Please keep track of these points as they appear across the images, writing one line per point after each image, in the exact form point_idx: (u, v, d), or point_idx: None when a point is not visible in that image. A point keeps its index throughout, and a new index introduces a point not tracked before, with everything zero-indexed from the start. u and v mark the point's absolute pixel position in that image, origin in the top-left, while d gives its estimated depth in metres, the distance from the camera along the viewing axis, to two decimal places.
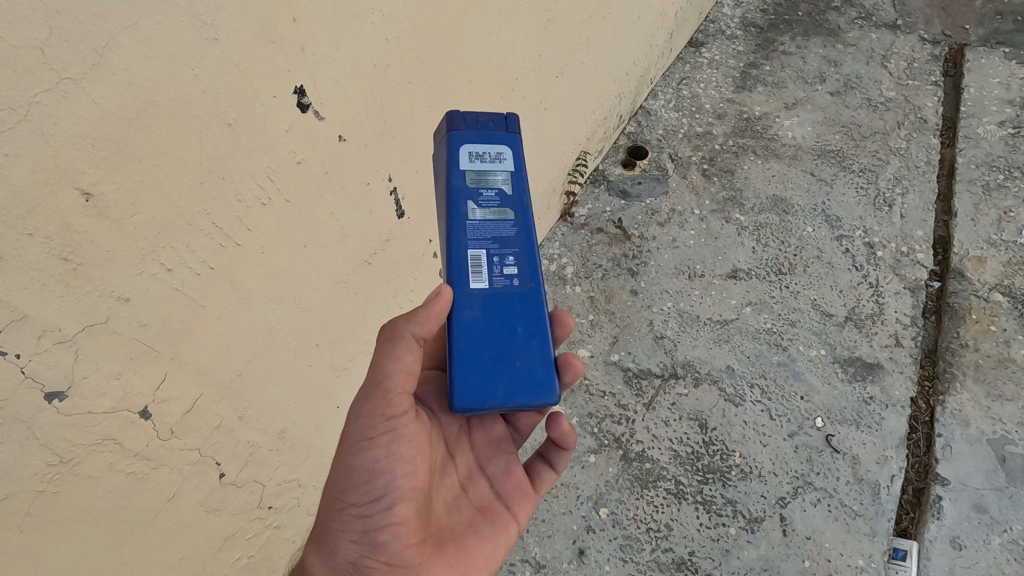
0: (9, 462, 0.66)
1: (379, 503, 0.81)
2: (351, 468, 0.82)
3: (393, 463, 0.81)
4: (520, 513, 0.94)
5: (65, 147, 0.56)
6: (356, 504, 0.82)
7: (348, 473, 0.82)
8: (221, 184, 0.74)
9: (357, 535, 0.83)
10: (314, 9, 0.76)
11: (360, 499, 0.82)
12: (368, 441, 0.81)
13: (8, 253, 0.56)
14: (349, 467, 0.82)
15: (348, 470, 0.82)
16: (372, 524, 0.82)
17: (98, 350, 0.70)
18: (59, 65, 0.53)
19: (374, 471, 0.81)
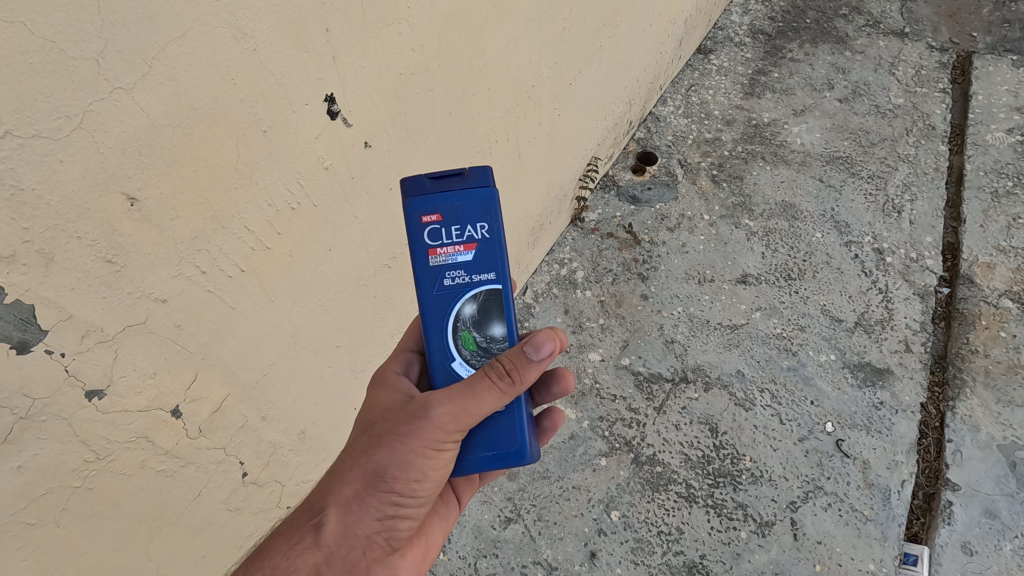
0: (49, 458, 0.68)
1: (419, 500, 0.77)
2: (409, 462, 0.73)
3: (445, 469, 0.76)
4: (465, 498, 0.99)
5: (113, 155, 0.59)
6: (392, 494, 0.75)
7: (404, 466, 0.73)
8: (255, 189, 0.76)
9: (379, 517, 0.75)
10: (346, 20, 0.78)
11: (402, 493, 0.75)
12: (438, 443, 0.74)
13: (58, 256, 0.59)
14: (408, 460, 0.73)
15: (405, 463, 0.73)
16: (400, 513, 0.77)
17: (136, 350, 0.72)
18: (112, 76, 0.56)
19: (428, 475, 0.74)
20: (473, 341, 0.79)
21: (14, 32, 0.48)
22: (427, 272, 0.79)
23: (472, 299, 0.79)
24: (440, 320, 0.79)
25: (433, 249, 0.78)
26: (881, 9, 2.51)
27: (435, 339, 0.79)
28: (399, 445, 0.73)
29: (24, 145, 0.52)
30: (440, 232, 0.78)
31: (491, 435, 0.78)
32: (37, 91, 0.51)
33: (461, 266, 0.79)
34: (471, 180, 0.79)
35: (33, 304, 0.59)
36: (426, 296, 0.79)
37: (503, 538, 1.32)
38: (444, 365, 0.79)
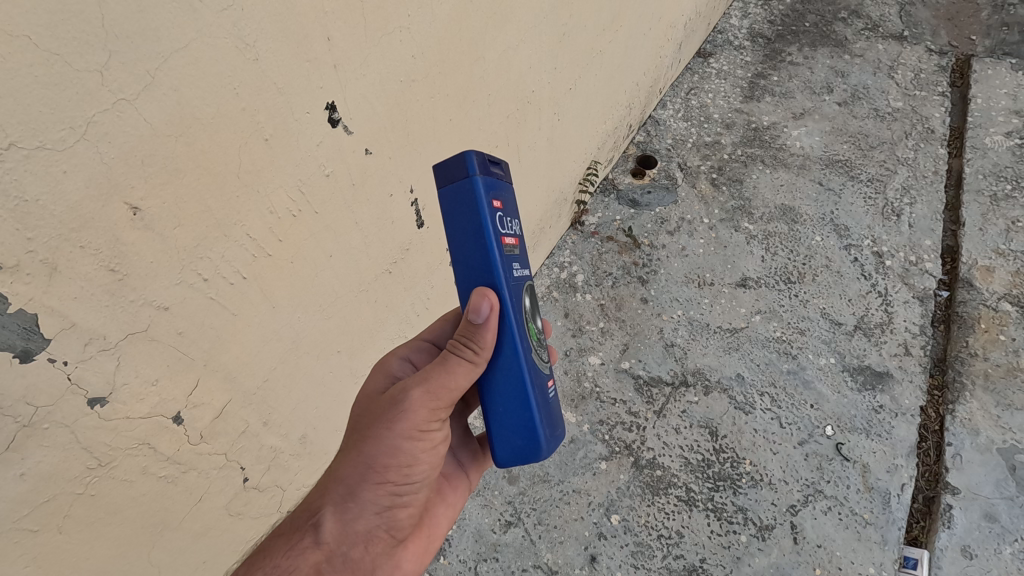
0: (51, 465, 0.68)
1: (411, 484, 0.80)
2: (397, 449, 0.76)
3: (432, 449, 0.80)
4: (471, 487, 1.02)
5: (116, 165, 0.59)
6: (384, 483, 0.77)
7: (393, 453, 0.76)
8: (257, 197, 0.76)
9: (378, 512, 0.78)
10: (347, 29, 0.79)
11: (394, 483, 0.78)
12: (424, 423, 0.77)
13: (61, 265, 0.59)
14: (395, 446, 0.76)
15: (394, 449, 0.76)
16: (398, 502, 0.80)
17: (138, 357, 0.72)
18: (116, 87, 0.56)
19: (418, 458, 0.78)
20: (535, 332, 0.82)
21: (19, 46, 0.48)
22: (501, 261, 0.76)
23: (526, 290, 0.82)
24: (517, 311, 0.77)
25: (502, 237, 0.76)
26: (880, 13, 2.52)
27: (519, 333, 0.77)
28: (386, 434, 0.76)
29: (28, 156, 0.52)
30: (502, 221, 0.77)
31: (557, 412, 0.85)
32: (42, 103, 0.52)
33: (517, 256, 0.79)
34: (507, 173, 0.81)
35: (36, 313, 0.59)
36: (507, 288, 0.76)
37: (503, 542, 1.32)
38: (528, 360, 0.79)
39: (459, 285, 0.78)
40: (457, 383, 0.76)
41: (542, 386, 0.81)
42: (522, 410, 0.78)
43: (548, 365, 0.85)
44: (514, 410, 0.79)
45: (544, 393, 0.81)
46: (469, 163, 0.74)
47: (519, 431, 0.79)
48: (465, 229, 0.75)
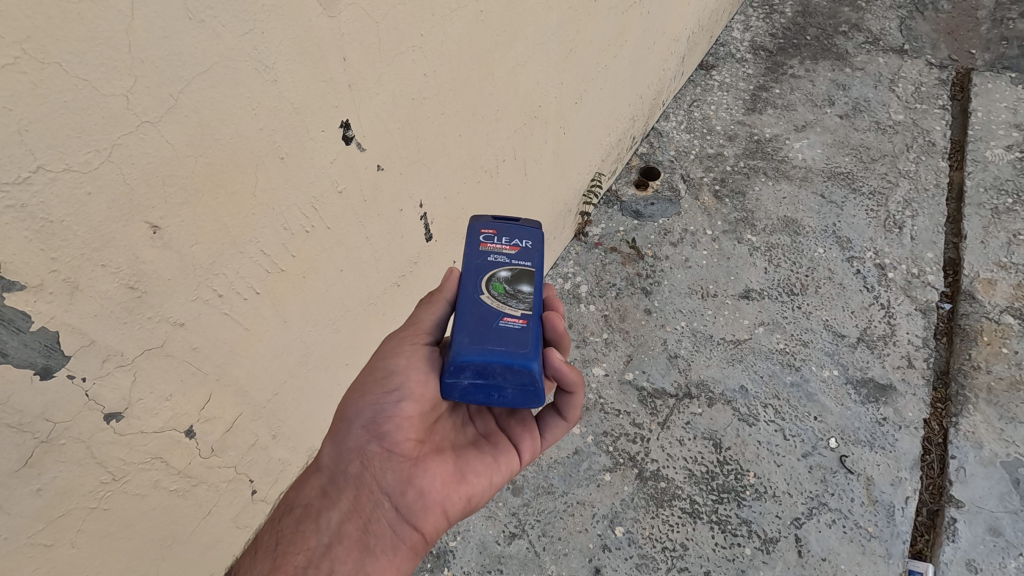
0: (67, 480, 0.69)
1: (394, 396, 0.84)
2: (374, 369, 0.86)
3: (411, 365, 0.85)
4: (525, 450, 0.92)
5: (139, 185, 0.60)
6: (368, 398, 0.86)
7: (371, 371, 0.87)
8: (271, 214, 0.77)
9: (365, 425, 0.85)
10: (362, 50, 0.80)
11: (375, 399, 0.85)
12: (398, 344, 0.87)
13: (83, 284, 0.60)
14: (374, 367, 0.87)
15: (372, 368, 0.87)
16: (384, 415, 0.84)
17: (153, 373, 0.73)
18: (140, 111, 0.57)
19: (393, 368, 0.85)
20: (502, 287, 0.85)
21: (49, 73, 0.50)
22: (473, 250, 0.90)
23: (508, 268, 0.88)
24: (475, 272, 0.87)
25: (483, 240, 0.91)
26: (880, 27, 2.55)
27: (470, 280, 0.86)
28: (371, 360, 0.88)
29: (55, 178, 0.53)
30: (493, 236, 0.91)
31: (505, 339, 0.79)
32: (69, 127, 0.53)
33: (504, 252, 0.89)
34: (527, 222, 0.95)
35: (57, 331, 0.60)
36: (469, 262, 0.88)
37: (508, 554, 1.31)
38: (471, 296, 0.84)
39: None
40: (422, 320, 0.88)
41: (487, 313, 0.82)
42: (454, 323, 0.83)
43: (512, 308, 0.83)
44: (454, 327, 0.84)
45: (485, 316, 0.81)
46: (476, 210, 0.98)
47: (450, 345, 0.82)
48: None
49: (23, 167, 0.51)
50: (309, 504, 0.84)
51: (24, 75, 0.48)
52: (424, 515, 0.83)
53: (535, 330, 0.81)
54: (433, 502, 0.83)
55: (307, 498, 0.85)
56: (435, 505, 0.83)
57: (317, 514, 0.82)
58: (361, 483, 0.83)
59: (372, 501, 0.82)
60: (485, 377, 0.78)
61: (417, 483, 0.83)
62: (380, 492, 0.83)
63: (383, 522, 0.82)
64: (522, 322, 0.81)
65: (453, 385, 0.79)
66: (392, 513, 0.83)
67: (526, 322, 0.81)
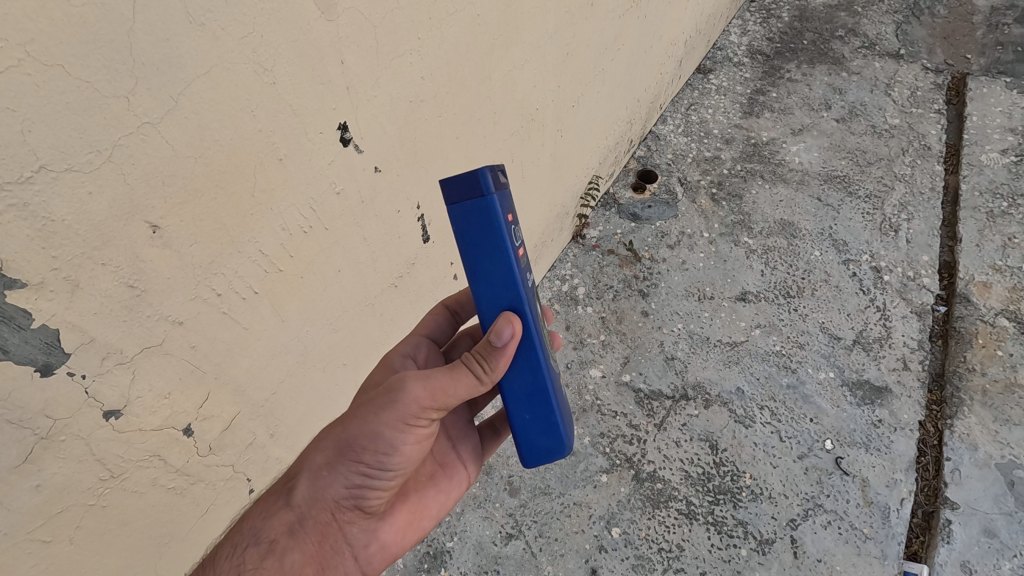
0: (66, 477, 0.70)
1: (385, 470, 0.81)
2: (377, 435, 0.77)
3: (415, 444, 0.80)
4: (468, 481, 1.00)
5: (140, 185, 0.61)
6: (361, 462, 0.79)
7: (374, 438, 0.77)
8: (270, 214, 0.78)
9: (348, 486, 0.81)
10: (360, 53, 0.81)
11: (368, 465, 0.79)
12: (413, 418, 0.76)
13: (83, 281, 0.61)
14: (377, 432, 0.77)
15: (374, 433, 0.77)
16: (368, 485, 0.82)
17: (152, 371, 0.74)
18: (141, 111, 0.58)
19: (398, 447, 0.78)
20: (546, 334, 0.85)
21: (52, 74, 0.51)
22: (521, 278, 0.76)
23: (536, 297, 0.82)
24: (534, 325, 0.78)
25: (517, 249, 0.74)
26: (877, 31, 2.57)
27: (538, 344, 0.79)
28: (372, 418, 0.77)
29: (57, 178, 0.54)
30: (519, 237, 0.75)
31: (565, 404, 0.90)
32: (72, 127, 0.54)
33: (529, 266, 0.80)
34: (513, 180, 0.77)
35: (58, 328, 0.61)
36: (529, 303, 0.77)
37: (505, 554, 1.32)
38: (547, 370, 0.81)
39: (478, 300, 0.77)
40: (457, 398, 0.76)
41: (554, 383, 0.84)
42: (544, 413, 0.83)
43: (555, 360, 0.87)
44: (535, 413, 0.83)
45: (556, 390, 0.85)
46: (487, 181, 0.69)
47: (542, 433, 0.84)
48: (483, 252, 0.73)
49: (25, 166, 0.52)
50: (275, 540, 0.79)
51: (28, 76, 0.49)
52: (376, 562, 0.87)
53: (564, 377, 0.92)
54: (387, 551, 0.88)
55: (272, 532, 0.80)
56: (389, 555, 0.88)
57: (282, 553, 0.78)
58: (329, 531, 0.81)
59: (335, 550, 0.82)
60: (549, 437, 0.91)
61: (379, 536, 0.86)
62: (344, 542, 0.83)
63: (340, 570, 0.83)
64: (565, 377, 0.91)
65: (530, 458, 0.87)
66: (349, 561, 0.84)
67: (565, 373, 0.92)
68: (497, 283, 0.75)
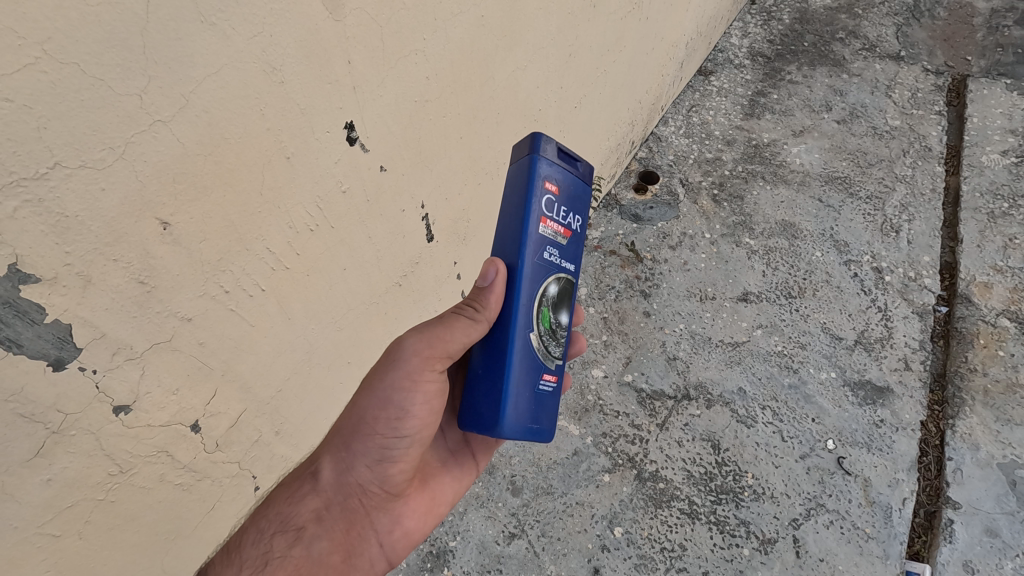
0: (76, 471, 0.70)
1: (400, 441, 0.88)
2: (387, 401, 0.86)
3: (425, 404, 0.87)
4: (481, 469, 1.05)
5: (151, 183, 0.62)
6: (376, 440, 0.88)
7: (385, 404, 0.86)
8: (277, 213, 0.79)
9: (369, 466, 0.90)
10: (367, 53, 0.82)
11: (383, 440, 0.88)
12: (417, 374, 0.85)
13: (95, 277, 0.62)
14: (387, 399, 0.86)
15: (384, 401, 0.87)
16: (388, 457, 0.89)
17: (161, 366, 0.75)
18: (153, 110, 0.59)
19: (407, 411, 0.86)
20: (550, 321, 0.85)
21: (68, 73, 0.52)
22: (534, 240, 0.81)
23: (558, 283, 0.85)
24: (528, 287, 0.81)
25: (542, 217, 0.81)
26: (877, 33, 2.58)
27: (523, 304, 0.81)
28: (383, 384, 0.87)
29: (71, 174, 0.55)
30: (552, 207, 0.82)
31: (543, 410, 0.85)
32: (85, 124, 0.54)
33: (557, 247, 0.84)
34: (582, 174, 0.87)
35: (70, 323, 0.62)
36: (529, 263, 0.81)
37: (507, 554, 1.32)
38: (523, 337, 0.82)
39: (497, 247, 0.86)
40: (457, 341, 0.83)
41: (532, 367, 0.83)
42: (498, 376, 0.81)
43: (555, 359, 0.86)
44: (492, 372, 0.82)
45: (533, 376, 0.83)
46: (537, 145, 0.82)
47: (490, 398, 0.81)
48: (512, 204, 0.83)
49: (40, 162, 0.53)
50: (303, 527, 0.89)
51: (44, 74, 0.50)
52: (399, 548, 0.95)
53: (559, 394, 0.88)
54: (409, 537, 0.96)
55: (301, 519, 0.90)
56: (411, 541, 0.96)
57: (311, 540, 0.88)
58: (356, 518, 0.91)
59: (362, 537, 0.91)
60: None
61: (403, 523, 0.94)
62: (370, 529, 0.92)
63: (365, 555, 0.92)
64: (553, 381, 0.86)
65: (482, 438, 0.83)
66: (374, 548, 0.93)
67: (556, 380, 0.87)
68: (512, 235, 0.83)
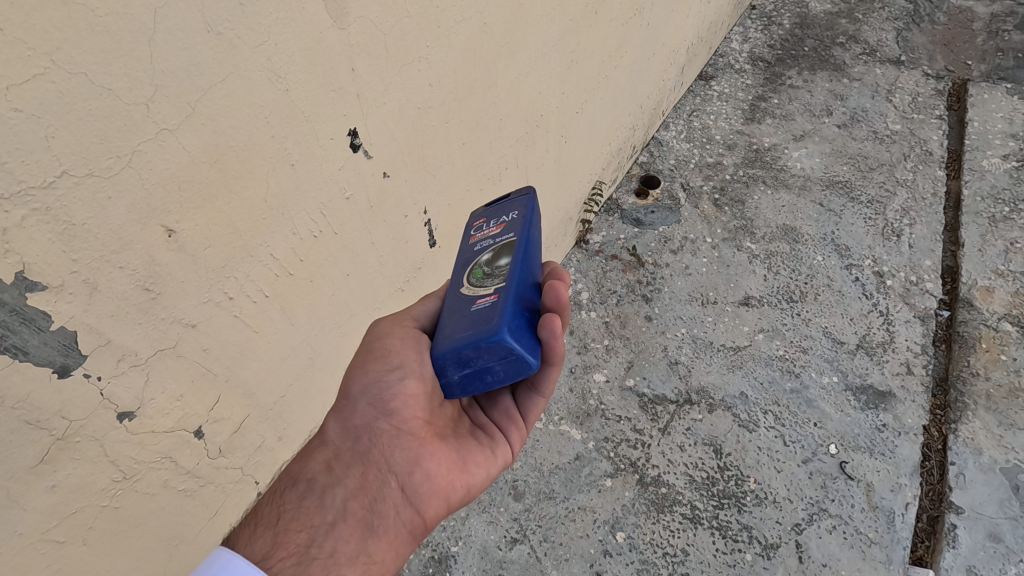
0: (79, 478, 0.70)
1: (395, 372, 0.83)
2: (372, 348, 0.87)
3: (407, 341, 0.85)
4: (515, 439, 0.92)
5: (157, 191, 0.63)
6: (373, 377, 0.84)
7: (371, 350, 0.86)
8: (281, 220, 0.80)
9: (371, 402, 0.83)
10: (370, 60, 0.82)
11: (377, 375, 0.84)
12: (389, 329, 0.88)
13: (101, 284, 0.62)
14: (371, 347, 0.87)
15: (370, 348, 0.87)
16: (388, 392, 0.83)
17: (165, 373, 0.75)
18: (160, 118, 0.60)
19: (392, 346, 0.84)
20: (481, 271, 0.83)
21: (76, 82, 0.52)
22: (464, 248, 0.91)
23: (489, 250, 0.85)
24: (459, 270, 0.87)
25: (472, 233, 0.91)
26: (877, 38, 2.58)
27: (453, 279, 0.87)
28: (369, 340, 0.89)
29: (78, 183, 0.56)
30: (480, 224, 0.92)
31: (475, 321, 0.76)
32: (93, 134, 0.55)
33: (490, 235, 0.88)
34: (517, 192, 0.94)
35: (76, 330, 0.62)
36: (459, 260, 0.89)
37: (509, 559, 1.32)
38: (453, 292, 0.84)
39: None
40: (415, 312, 0.90)
41: (464, 303, 0.81)
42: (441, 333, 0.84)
43: (488, 287, 0.80)
44: None
45: (459, 310, 0.80)
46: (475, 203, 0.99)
47: None
48: None
49: (48, 171, 0.53)
50: (313, 479, 0.83)
51: (53, 84, 0.51)
52: (428, 498, 0.82)
53: (503, 304, 0.75)
54: (436, 486, 0.83)
55: (312, 471, 0.84)
56: (440, 490, 0.83)
57: (322, 491, 0.81)
58: (368, 460, 0.82)
59: (379, 480, 0.81)
60: (474, 369, 0.77)
61: (423, 465, 0.82)
62: (386, 472, 0.82)
63: (388, 503, 0.81)
64: (491, 299, 0.77)
65: (448, 383, 0.79)
66: (397, 495, 0.82)
67: (495, 296, 0.77)
68: None
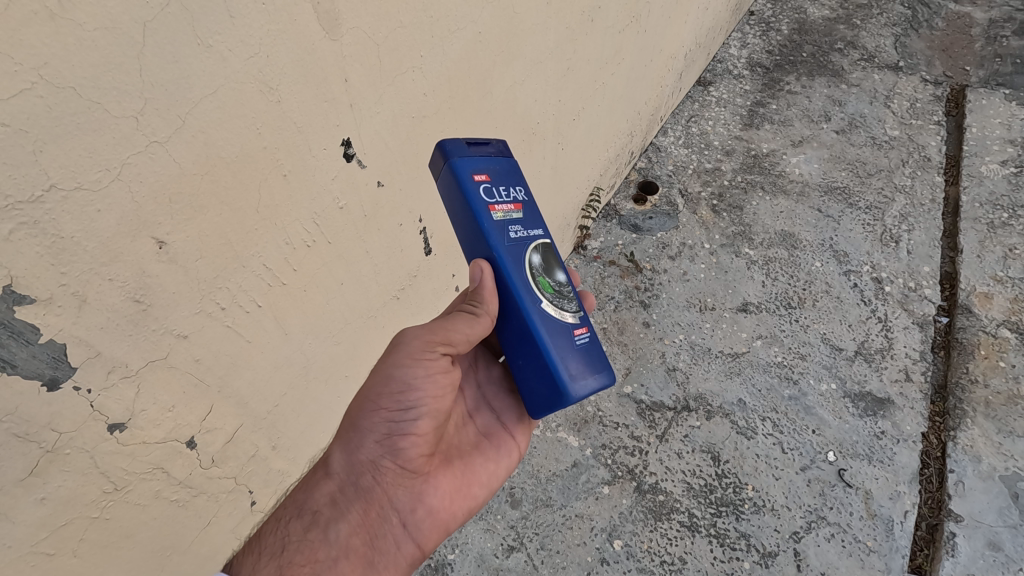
0: (69, 490, 0.70)
1: (409, 414, 0.81)
2: (390, 377, 0.81)
3: (430, 379, 0.81)
4: (518, 447, 0.96)
5: (148, 203, 0.63)
6: (383, 414, 0.81)
7: (386, 379, 0.81)
8: (274, 230, 0.80)
9: (377, 440, 0.82)
10: (363, 71, 0.82)
11: (388, 413, 0.81)
12: (421, 352, 0.80)
13: (90, 297, 0.62)
14: (388, 374, 0.81)
15: (387, 376, 0.81)
16: (398, 431, 0.82)
17: (156, 384, 0.75)
18: (150, 131, 0.60)
19: (411, 383, 0.80)
20: (549, 285, 0.83)
21: (64, 96, 0.52)
22: (493, 229, 0.79)
23: (535, 250, 0.83)
24: (518, 272, 0.79)
25: (491, 205, 0.79)
26: (876, 43, 2.59)
27: (522, 286, 0.79)
28: (386, 363, 0.82)
29: (67, 197, 0.56)
30: (493, 192, 0.80)
31: (590, 360, 0.83)
32: (82, 147, 0.55)
33: (517, 220, 0.82)
34: (498, 150, 0.85)
35: (65, 343, 0.62)
36: (496, 247, 0.78)
37: (505, 567, 1.31)
38: (538, 309, 0.80)
39: (467, 256, 0.83)
40: (457, 336, 0.79)
41: (562, 329, 0.81)
42: (538, 358, 0.79)
43: (576, 311, 0.84)
44: (530, 358, 0.80)
45: (565, 338, 0.81)
46: (449, 147, 0.80)
47: (543, 378, 0.80)
48: (456, 208, 0.80)
49: (37, 185, 0.53)
50: (318, 511, 0.81)
51: (40, 98, 0.51)
52: (429, 531, 0.85)
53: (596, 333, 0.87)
54: (437, 517, 0.85)
55: (316, 504, 0.82)
56: (441, 522, 0.86)
57: (325, 525, 0.80)
58: (372, 498, 0.82)
59: (382, 517, 0.82)
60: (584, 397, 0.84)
61: (426, 501, 0.84)
62: (390, 508, 0.83)
63: (389, 538, 0.83)
64: (587, 329, 0.85)
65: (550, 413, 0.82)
66: (399, 529, 0.83)
67: (587, 324, 0.85)
68: (470, 234, 0.81)
